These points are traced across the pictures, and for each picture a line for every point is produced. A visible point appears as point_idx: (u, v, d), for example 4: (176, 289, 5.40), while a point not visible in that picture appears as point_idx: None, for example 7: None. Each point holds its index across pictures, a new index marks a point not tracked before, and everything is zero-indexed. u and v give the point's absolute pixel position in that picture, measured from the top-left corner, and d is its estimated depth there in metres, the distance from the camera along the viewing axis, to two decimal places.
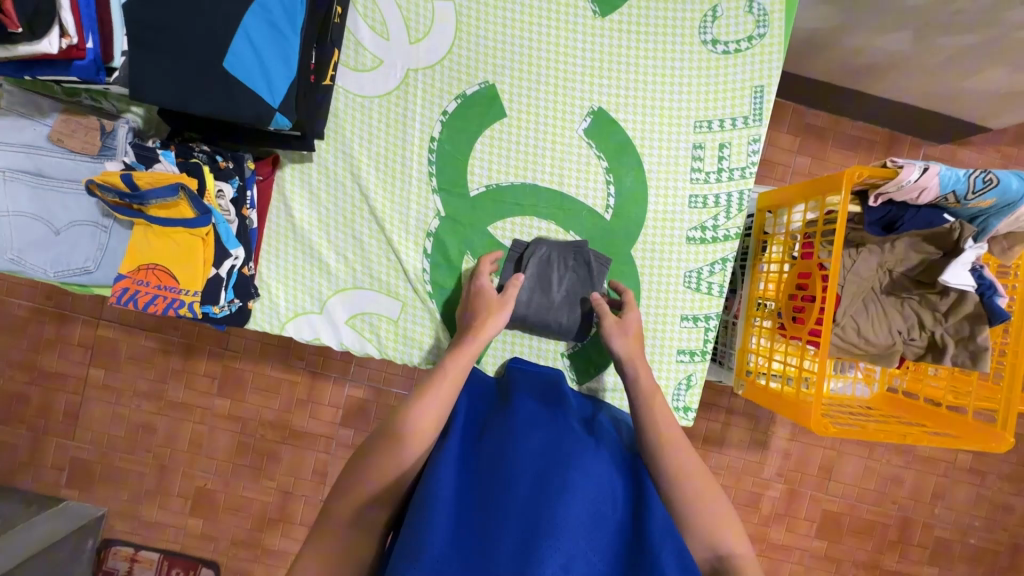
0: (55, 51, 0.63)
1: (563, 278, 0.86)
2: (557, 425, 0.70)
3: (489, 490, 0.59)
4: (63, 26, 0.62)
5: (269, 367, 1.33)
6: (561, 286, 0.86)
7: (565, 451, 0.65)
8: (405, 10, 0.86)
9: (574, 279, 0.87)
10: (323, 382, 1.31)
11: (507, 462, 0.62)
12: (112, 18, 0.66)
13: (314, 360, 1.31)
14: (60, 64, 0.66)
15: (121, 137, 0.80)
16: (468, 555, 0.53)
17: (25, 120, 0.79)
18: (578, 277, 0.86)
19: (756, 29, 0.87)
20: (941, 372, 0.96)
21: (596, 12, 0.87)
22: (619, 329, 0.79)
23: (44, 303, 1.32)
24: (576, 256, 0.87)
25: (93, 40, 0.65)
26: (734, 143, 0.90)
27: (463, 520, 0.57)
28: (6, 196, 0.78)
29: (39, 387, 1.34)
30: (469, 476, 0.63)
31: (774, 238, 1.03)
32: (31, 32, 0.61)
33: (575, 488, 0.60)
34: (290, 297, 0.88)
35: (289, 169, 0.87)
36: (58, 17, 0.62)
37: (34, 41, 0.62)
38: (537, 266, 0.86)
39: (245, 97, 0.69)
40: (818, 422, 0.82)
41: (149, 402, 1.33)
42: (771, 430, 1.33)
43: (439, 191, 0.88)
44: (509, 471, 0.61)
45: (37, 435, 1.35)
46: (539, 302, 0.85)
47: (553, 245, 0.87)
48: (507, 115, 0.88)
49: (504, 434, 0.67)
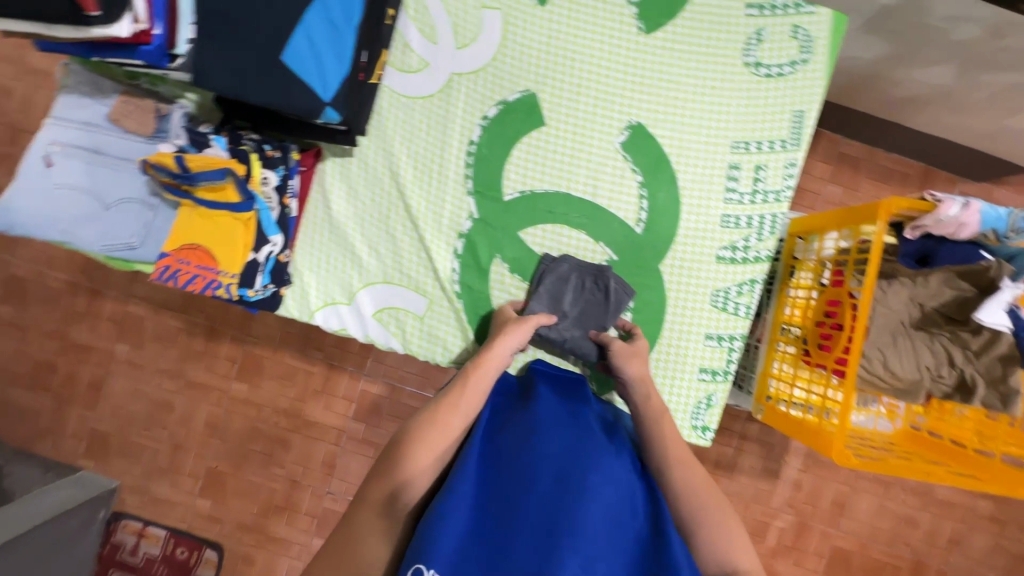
0: (126, 35, 0.65)
1: (579, 296, 0.86)
2: (578, 425, 0.71)
3: (509, 488, 0.62)
4: (134, 12, 0.65)
5: (287, 355, 1.41)
6: (574, 304, 0.86)
7: (585, 453, 0.66)
8: (454, 16, 0.88)
9: (588, 303, 0.86)
10: (338, 375, 1.39)
11: (527, 462, 0.64)
12: (178, 6, 0.69)
13: (333, 352, 1.39)
14: (126, 48, 0.69)
15: (174, 121, 0.84)
16: (487, 549, 0.57)
17: (87, 100, 0.84)
18: (593, 301, 0.86)
19: (800, 54, 0.87)
20: (967, 413, 0.93)
21: (641, 28, 0.87)
22: (628, 356, 0.80)
23: (80, 277, 1.43)
24: (595, 279, 0.86)
25: (159, 27, 0.68)
26: (771, 166, 0.88)
27: (484, 514, 0.60)
28: (63, 170, 0.82)
29: (68, 358, 1.44)
30: (489, 471, 0.65)
31: (804, 264, 1.01)
32: (106, 15, 0.63)
33: (594, 492, 0.61)
34: (321, 285, 0.90)
35: (330, 162, 0.89)
36: (131, 4, 0.64)
37: (107, 24, 0.63)
38: (553, 283, 0.86)
39: (300, 91, 0.71)
40: (840, 453, 0.81)
41: (171, 381, 1.43)
42: (783, 459, 1.31)
43: (473, 193, 0.89)
44: (531, 470, 0.62)
45: (62, 404, 1.44)
46: (556, 326, 0.86)
47: (575, 265, 0.87)
48: (546, 123, 0.89)
49: (526, 432, 0.68)
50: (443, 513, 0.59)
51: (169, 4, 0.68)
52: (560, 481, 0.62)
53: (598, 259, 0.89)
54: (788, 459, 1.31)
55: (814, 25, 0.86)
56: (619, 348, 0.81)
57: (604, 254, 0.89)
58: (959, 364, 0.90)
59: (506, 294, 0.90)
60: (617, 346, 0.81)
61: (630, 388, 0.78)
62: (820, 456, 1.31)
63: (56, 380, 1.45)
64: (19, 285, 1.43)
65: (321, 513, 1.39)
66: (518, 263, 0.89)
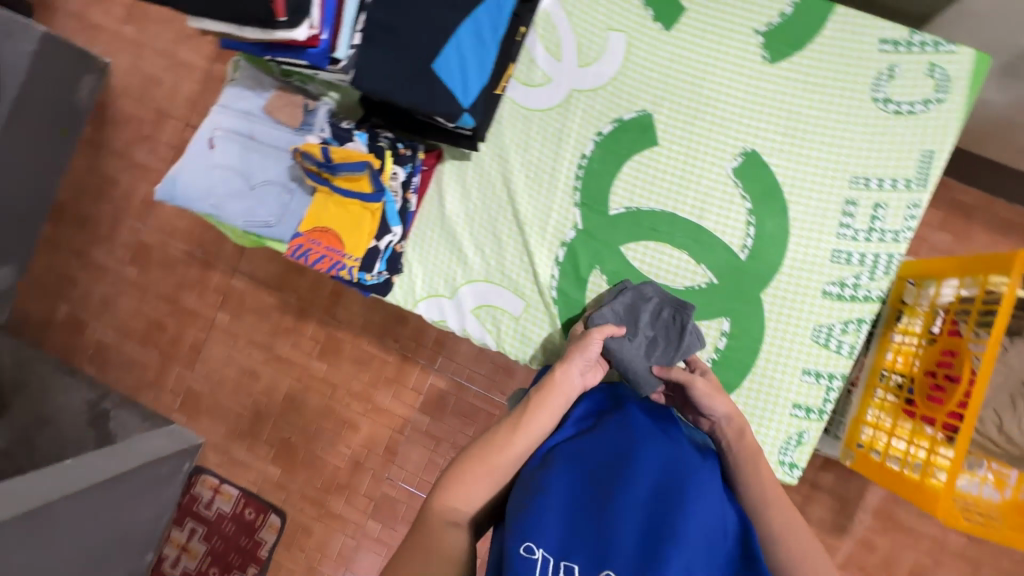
0: (302, 38, 0.75)
1: (654, 326, 0.85)
2: (668, 444, 0.71)
3: (606, 490, 0.62)
4: (312, 19, 0.74)
5: (366, 342, 1.48)
6: (648, 334, 0.85)
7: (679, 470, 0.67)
8: (580, 36, 0.93)
9: (660, 332, 0.85)
10: (410, 367, 1.45)
11: (624, 470, 0.65)
12: (344, 15, 0.77)
13: (408, 343, 1.45)
14: (297, 49, 0.78)
15: (319, 116, 0.93)
16: (588, 546, 0.58)
17: (249, 92, 0.95)
18: (666, 332, 0.84)
19: (935, 93, 0.84)
20: None
21: (766, 57, 0.88)
22: (714, 396, 0.78)
23: (195, 248, 1.57)
24: (674, 312, 0.85)
25: (326, 33, 0.77)
26: (891, 205, 0.86)
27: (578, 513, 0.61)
28: (221, 152, 0.93)
29: (175, 320, 1.59)
30: (581, 472, 0.65)
31: (913, 310, 0.97)
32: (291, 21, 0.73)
33: (693, 508, 0.62)
34: (428, 277, 0.97)
35: (449, 164, 0.96)
36: (310, 12, 0.74)
37: (290, 28, 0.73)
38: (631, 301, 0.86)
39: (444, 96, 0.78)
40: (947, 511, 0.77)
41: (261, 352, 1.54)
42: (855, 515, 1.23)
43: (580, 205, 0.92)
44: (628, 478, 0.63)
45: (165, 361, 1.60)
46: (635, 352, 0.82)
47: (658, 292, 0.87)
48: (658, 144, 0.91)
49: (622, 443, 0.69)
50: (547, 501, 0.61)
51: (337, 11, 0.77)
52: (656, 495, 0.63)
53: (698, 281, 0.90)
54: (864, 516, 1.23)
55: (954, 64, 0.83)
56: (701, 389, 0.79)
57: (704, 277, 0.89)
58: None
59: None
60: (698, 387, 0.79)
61: (717, 426, 0.78)
62: (900, 519, 1.22)
63: (164, 338, 1.60)
64: (144, 250, 1.60)
65: (378, 498, 1.45)
66: (616, 276, 0.91)
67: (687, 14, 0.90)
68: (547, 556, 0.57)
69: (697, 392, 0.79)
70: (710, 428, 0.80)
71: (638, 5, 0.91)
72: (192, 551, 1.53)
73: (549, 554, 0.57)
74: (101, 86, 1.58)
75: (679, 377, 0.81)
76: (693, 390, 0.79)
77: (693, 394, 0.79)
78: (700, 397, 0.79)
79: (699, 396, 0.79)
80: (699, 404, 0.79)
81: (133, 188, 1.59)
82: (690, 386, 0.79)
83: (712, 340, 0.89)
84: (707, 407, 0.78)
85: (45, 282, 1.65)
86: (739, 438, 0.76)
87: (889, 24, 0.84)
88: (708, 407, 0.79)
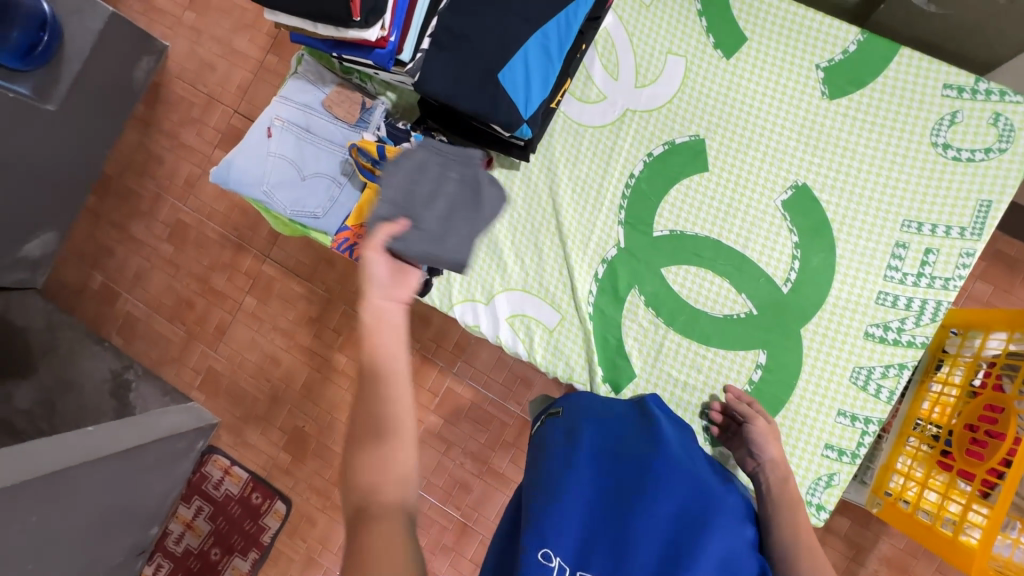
0: (372, 39, 0.77)
1: (437, 190, 0.74)
2: (696, 462, 0.69)
3: (628, 504, 0.60)
4: (383, 22, 0.77)
5: None
6: (434, 202, 0.73)
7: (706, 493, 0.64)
8: (639, 58, 0.93)
9: (457, 205, 0.74)
10: (429, 368, 1.44)
11: (648, 485, 0.62)
12: (414, 21, 0.79)
13: (429, 345, 1.45)
14: (365, 49, 0.81)
15: (376, 115, 0.96)
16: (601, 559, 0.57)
17: (310, 86, 0.98)
18: (466, 205, 0.74)
19: (997, 143, 0.83)
20: None
21: (824, 93, 0.88)
22: (767, 441, 0.79)
23: (230, 232, 1.60)
24: (461, 180, 0.77)
25: (395, 36, 0.79)
26: (942, 251, 0.84)
27: (596, 524, 0.59)
28: (277, 141, 0.95)
29: (204, 300, 1.62)
30: (604, 479, 0.63)
31: (954, 359, 0.95)
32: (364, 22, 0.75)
33: (714, 536, 0.60)
34: (465, 282, 0.97)
35: (497, 171, 0.97)
36: (383, 15, 0.76)
37: (363, 28, 0.75)
38: (430, 180, 0.75)
39: (506, 104, 0.79)
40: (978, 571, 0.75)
41: (283, 339, 1.56)
42: (869, 564, 1.20)
43: (624, 223, 0.93)
44: (653, 496, 0.61)
45: (190, 339, 1.62)
46: (427, 240, 0.67)
47: (461, 167, 0.78)
48: (707, 169, 0.91)
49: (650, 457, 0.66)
50: (565, 507, 0.60)
51: (406, 16, 0.79)
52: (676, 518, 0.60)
53: (737, 310, 0.89)
54: (877, 566, 1.20)
55: (1018, 115, 0.82)
56: (761, 429, 0.80)
57: (744, 306, 0.88)
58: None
59: (637, 325, 0.91)
60: (760, 426, 0.80)
61: (763, 469, 0.79)
62: (916, 573, 1.18)
63: (191, 316, 1.62)
64: (181, 228, 1.63)
65: None
66: (655, 297, 0.91)
67: (748, 44, 0.90)
68: (562, 566, 0.56)
69: (756, 431, 0.80)
70: (753, 470, 0.80)
71: (699, 32, 0.91)
72: (196, 530, 1.54)
73: (564, 563, 0.56)
74: (157, 67, 1.63)
75: (743, 413, 0.83)
76: (753, 429, 0.80)
77: (750, 430, 0.80)
78: (757, 438, 0.79)
79: (756, 437, 0.80)
80: (754, 442, 0.80)
81: (178, 168, 1.63)
82: (752, 423, 0.81)
83: (746, 371, 0.88)
84: (760, 447, 0.79)
85: (82, 251, 1.69)
86: (782, 484, 0.76)
87: (954, 70, 0.84)
88: (761, 450, 0.79)
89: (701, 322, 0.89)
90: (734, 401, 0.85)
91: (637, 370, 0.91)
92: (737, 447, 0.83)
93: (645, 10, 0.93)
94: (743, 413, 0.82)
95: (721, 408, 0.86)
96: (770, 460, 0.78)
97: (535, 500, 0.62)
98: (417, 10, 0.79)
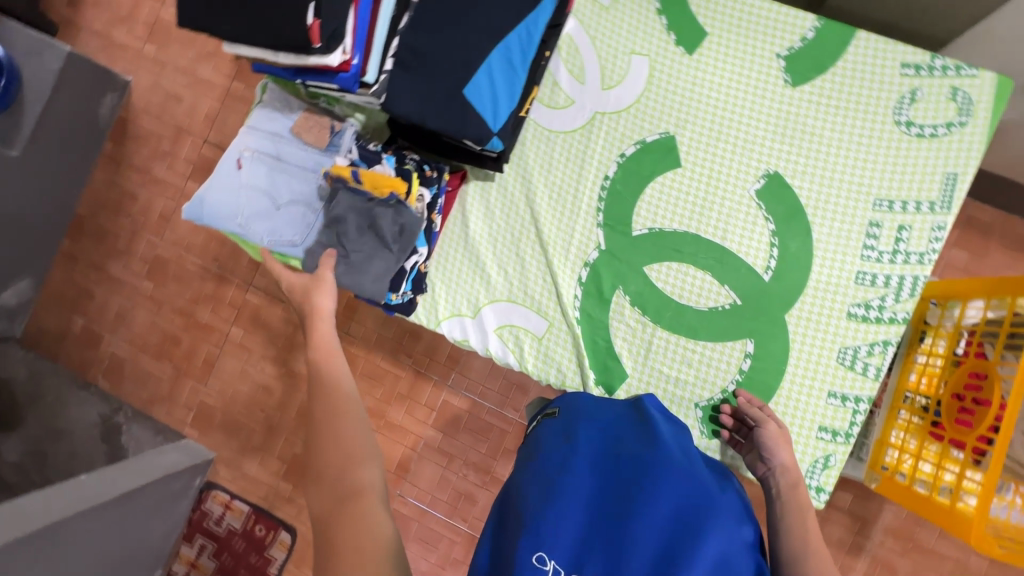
0: (335, 63, 0.76)
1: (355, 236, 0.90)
2: (695, 464, 0.68)
3: (625, 505, 0.60)
4: (345, 46, 0.76)
5: (378, 357, 1.46)
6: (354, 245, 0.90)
7: (706, 494, 0.63)
8: (604, 60, 0.94)
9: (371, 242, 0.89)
10: (423, 383, 1.44)
11: (645, 485, 0.61)
12: (376, 41, 0.79)
13: (421, 359, 1.44)
14: (329, 74, 0.80)
15: (346, 137, 0.96)
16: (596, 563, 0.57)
17: (277, 114, 0.97)
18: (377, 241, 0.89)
19: (957, 117, 0.85)
20: None
21: (788, 80, 0.89)
22: (777, 446, 0.79)
23: (211, 263, 1.58)
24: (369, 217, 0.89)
25: (358, 58, 0.79)
26: (914, 227, 0.86)
27: (593, 529, 0.59)
28: (248, 173, 0.94)
29: (190, 334, 1.59)
30: (602, 481, 0.63)
31: (937, 330, 0.96)
32: (325, 48, 0.74)
33: (713, 538, 0.59)
34: (450, 297, 0.97)
35: (472, 185, 0.97)
36: (343, 39, 0.75)
37: (324, 54, 0.74)
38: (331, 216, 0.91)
39: (474, 119, 0.79)
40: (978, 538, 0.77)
41: (274, 367, 1.54)
42: (873, 535, 1.22)
43: (603, 226, 0.93)
44: (652, 497, 0.60)
45: (178, 375, 1.60)
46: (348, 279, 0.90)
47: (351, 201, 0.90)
48: (680, 165, 0.92)
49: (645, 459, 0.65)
50: (558, 508, 0.60)
51: (368, 36, 0.79)
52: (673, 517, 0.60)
53: (722, 302, 0.90)
54: (881, 536, 1.21)
55: (975, 89, 0.84)
56: (772, 434, 0.80)
57: (728, 297, 0.89)
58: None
59: (625, 325, 0.92)
60: (770, 431, 0.81)
61: (773, 473, 0.79)
62: (919, 539, 1.20)
63: (178, 352, 1.60)
64: (160, 264, 1.61)
65: None
66: (640, 296, 0.92)
67: (709, 38, 0.91)
68: (558, 569, 0.56)
69: (766, 434, 0.80)
70: (764, 473, 0.80)
71: (660, 30, 0.92)
72: (200, 568, 1.51)
73: (560, 566, 0.56)
74: (122, 103, 1.60)
75: (755, 417, 0.83)
76: (765, 433, 0.81)
77: (760, 434, 0.81)
78: (766, 442, 0.80)
79: (767, 441, 0.80)
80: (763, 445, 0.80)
81: (151, 203, 1.61)
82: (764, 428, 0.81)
83: (736, 361, 0.89)
84: (767, 450, 0.79)
85: (61, 295, 1.66)
86: (792, 489, 0.76)
87: (910, 50, 0.85)
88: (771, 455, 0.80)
89: (688, 316, 0.90)
90: (745, 407, 0.85)
91: (629, 370, 0.91)
92: (749, 451, 0.84)
93: (606, 13, 0.94)
94: (755, 417, 0.83)
95: (732, 412, 0.87)
96: (780, 467, 0.79)
97: (530, 504, 0.61)
98: (378, 30, 0.79)
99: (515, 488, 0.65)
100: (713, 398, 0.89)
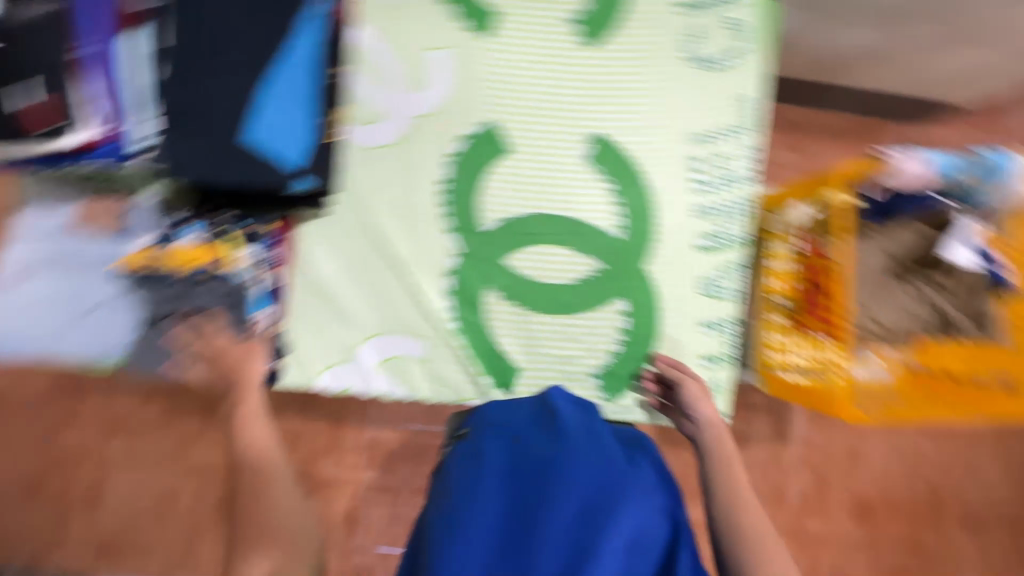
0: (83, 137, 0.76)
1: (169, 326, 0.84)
2: (605, 452, 0.68)
3: (531, 514, 0.59)
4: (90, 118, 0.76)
5: (284, 421, 1.32)
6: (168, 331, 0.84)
7: (614, 481, 0.63)
8: (403, 62, 0.90)
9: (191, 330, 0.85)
10: (341, 431, 1.32)
11: (547, 489, 0.61)
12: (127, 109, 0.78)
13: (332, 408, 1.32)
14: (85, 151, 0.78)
15: (142, 217, 0.86)
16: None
17: (60, 209, 0.87)
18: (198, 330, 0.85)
19: (734, 46, 0.92)
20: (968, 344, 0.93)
21: (585, 43, 0.90)
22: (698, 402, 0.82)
23: (32, 390, 1.26)
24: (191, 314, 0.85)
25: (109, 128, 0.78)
26: (728, 153, 0.93)
27: (502, 550, 0.57)
28: (40, 282, 0.84)
29: (17, 488, 1.23)
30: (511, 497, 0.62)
31: (775, 236, 1.06)
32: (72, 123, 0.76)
33: (620, 524, 0.59)
34: (319, 349, 0.89)
35: (306, 226, 0.88)
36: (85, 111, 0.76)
37: (70, 128, 0.76)
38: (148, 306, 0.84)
39: (265, 166, 0.75)
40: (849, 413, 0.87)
41: (148, 492, 1.24)
42: (787, 418, 1.35)
43: (455, 230, 0.90)
44: (557, 499, 0.60)
45: (15, 545, 1.22)
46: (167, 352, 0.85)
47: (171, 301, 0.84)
48: (509, 150, 0.91)
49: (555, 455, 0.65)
50: (469, 530, 0.59)
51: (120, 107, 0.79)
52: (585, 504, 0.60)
53: (587, 271, 0.91)
54: (795, 418, 1.35)
55: (740, 19, 0.92)
56: (694, 390, 0.83)
57: (592, 265, 0.90)
58: (946, 316, 0.93)
59: (504, 321, 0.90)
60: (693, 388, 0.83)
61: (698, 429, 0.80)
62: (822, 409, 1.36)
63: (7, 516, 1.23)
64: None
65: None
66: (510, 289, 0.90)
67: (499, 18, 0.90)
68: None
69: (688, 392, 0.83)
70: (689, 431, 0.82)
71: (450, 20, 0.89)
72: None
73: None
74: None
75: (675, 377, 0.85)
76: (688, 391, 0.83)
77: (682, 394, 0.83)
78: (688, 399, 0.82)
79: (690, 399, 0.82)
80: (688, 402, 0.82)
81: None
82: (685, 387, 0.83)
83: (615, 322, 0.91)
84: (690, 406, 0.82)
85: None
86: (717, 443, 0.77)
87: None
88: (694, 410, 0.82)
89: (560, 294, 0.91)
90: (662, 369, 0.87)
91: (522, 363, 0.91)
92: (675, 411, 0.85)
93: (390, 13, 0.89)
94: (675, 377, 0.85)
95: (655, 377, 0.88)
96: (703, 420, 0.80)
97: (436, 541, 0.60)
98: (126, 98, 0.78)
99: (429, 524, 0.64)
100: (605, 363, 0.91)
